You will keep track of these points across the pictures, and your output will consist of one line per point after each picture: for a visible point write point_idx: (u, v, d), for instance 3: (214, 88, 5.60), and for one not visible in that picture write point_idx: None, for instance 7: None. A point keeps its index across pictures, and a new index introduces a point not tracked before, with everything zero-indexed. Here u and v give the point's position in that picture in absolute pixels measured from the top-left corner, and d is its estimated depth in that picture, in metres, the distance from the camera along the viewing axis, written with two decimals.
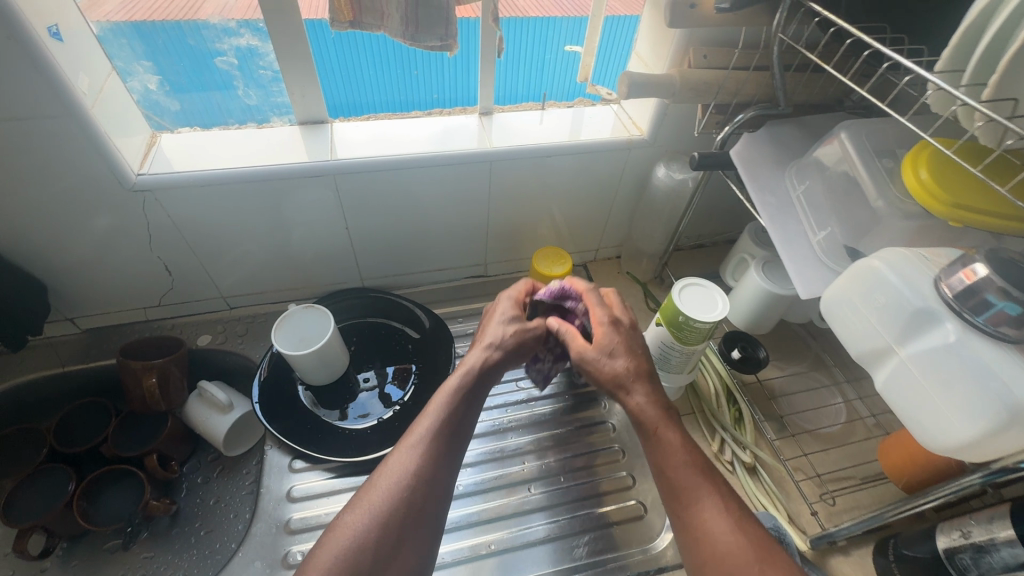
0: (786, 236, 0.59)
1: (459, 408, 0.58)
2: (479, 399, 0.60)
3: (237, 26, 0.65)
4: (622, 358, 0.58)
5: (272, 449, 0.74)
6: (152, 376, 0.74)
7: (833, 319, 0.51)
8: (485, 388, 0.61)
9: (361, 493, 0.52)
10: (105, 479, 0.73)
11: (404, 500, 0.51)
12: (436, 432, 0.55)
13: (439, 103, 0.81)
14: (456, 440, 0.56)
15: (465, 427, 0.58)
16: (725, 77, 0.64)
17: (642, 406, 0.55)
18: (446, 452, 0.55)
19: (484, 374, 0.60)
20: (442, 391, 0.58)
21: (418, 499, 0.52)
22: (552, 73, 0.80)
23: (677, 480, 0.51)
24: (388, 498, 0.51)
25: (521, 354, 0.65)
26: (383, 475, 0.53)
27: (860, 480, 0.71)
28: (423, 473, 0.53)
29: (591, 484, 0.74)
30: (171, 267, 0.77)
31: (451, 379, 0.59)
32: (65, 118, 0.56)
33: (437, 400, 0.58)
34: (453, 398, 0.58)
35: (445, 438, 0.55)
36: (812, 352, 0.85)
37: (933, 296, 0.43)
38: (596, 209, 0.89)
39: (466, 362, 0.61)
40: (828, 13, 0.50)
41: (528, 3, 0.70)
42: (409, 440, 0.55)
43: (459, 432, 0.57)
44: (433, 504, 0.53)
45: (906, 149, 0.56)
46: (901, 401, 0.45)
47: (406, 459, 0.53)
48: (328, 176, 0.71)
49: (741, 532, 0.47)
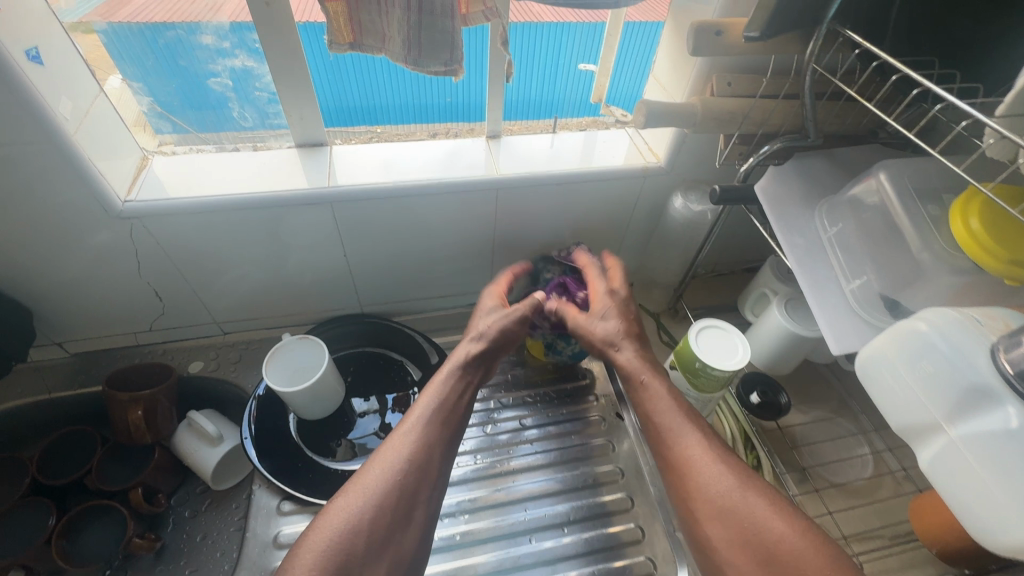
0: (816, 283, 0.54)
1: (454, 396, 0.58)
2: (472, 392, 0.60)
3: (232, 47, 0.62)
4: (614, 321, 0.63)
5: (261, 488, 0.70)
6: (138, 409, 0.71)
7: (871, 383, 0.46)
8: (478, 381, 0.61)
9: (355, 478, 0.51)
10: (88, 514, 0.70)
11: (398, 483, 0.50)
12: (430, 416, 0.55)
13: (455, 107, 0.75)
14: (452, 427, 0.56)
15: (459, 415, 0.57)
16: (751, 107, 0.60)
17: (630, 360, 0.59)
18: (441, 437, 0.54)
19: (476, 366, 0.61)
20: (435, 380, 0.59)
21: (412, 482, 0.51)
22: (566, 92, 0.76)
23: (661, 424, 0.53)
24: (382, 481, 0.50)
25: (512, 343, 0.65)
26: (378, 460, 0.52)
27: (890, 540, 0.65)
28: (417, 458, 0.52)
29: (596, 536, 0.69)
30: (162, 292, 0.74)
31: (444, 371, 0.60)
32: (43, 144, 0.53)
33: (430, 388, 0.58)
34: (446, 386, 0.58)
35: (439, 423, 0.55)
36: (836, 396, 0.79)
37: (990, 370, 0.38)
38: (608, 237, 0.84)
39: (457, 355, 0.61)
40: (869, 45, 0.45)
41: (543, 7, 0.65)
42: (404, 426, 0.54)
43: (453, 421, 0.56)
44: (428, 489, 0.51)
45: (952, 193, 0.51)
46: (952, 486, 0.40)
47: (401, 443, 0.53)
48: (325, 204, 0.67)
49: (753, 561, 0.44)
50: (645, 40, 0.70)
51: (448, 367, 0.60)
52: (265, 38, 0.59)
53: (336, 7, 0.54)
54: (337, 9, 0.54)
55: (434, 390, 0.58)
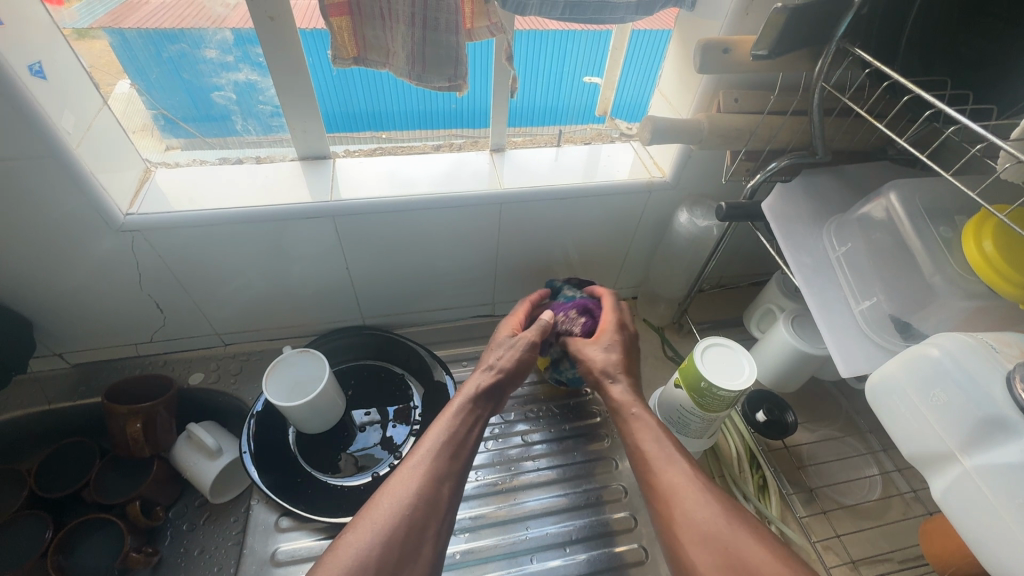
0: (824, 304, 0.53)
1: (463, 430, 0.57)
2: (481, 426, 0.60)
3: (236, 61, 0.61)
4: (614, 353, 0.63)
5: (259, 504, 0.69)
6: (137, 422, 0.70)
7: (880, 409, 0.45)
8: (488, 414, 0.61)
9: (366, 510, 0.50)
10: (85, 528, 0.70)
11: (408, 518, 0.50)
12: (439, 450, 0.55)
13: (456, 114, 0.75)
14: (460, 462, 0.55)
15: (468, 449, 0.57)
16: (758, 124, 0.59)
17: (624, 393, 0.60)
18: (449, 472, 0.54)
19: (487, 399, 0.60)
20: (444, 414, 0.58)
21: (421, 518, 0.50)
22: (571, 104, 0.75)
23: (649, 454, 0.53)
24: (392, 515, 0.49)
25: (524, 374, 0.64)
26: (388, 492, 0.51)
27: (899, 564, 0.64)
28: (426, 492, 0.52)
29: (599, 556, 0.67)
30: (163, 304, 0.74)
31: (454, 405, 0.59)
32: (45, 158, 0.53)
33: (439, 422, 0.57)
34: (455, 421, 0.58)
35: (448, 458, 0.55)
36: (843, 414, 0.78)
37: (1006, 400, 0.37)
38: (612, 251, 0.84)
39: (467, 388, 0.61)
40: (880, 64, 0.45)
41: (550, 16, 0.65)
42: (412, 459, 0.54)
43: (462, 454, 0.56)
44: (436, 526, 0.51)
45: (964, 214, 0.50)
46: (967, 518, 0.39)
47: (411, 477, 0.52)
48: (327, 218, 0.67)
49: None
50: (648, 51, 0.70)
51: (458, 400, 0.60)
52: (270, 53, 0.59)
53: (340, 22, 0.53)
54: (341, 24, 0.54)
55: (443, 424, 0.57)
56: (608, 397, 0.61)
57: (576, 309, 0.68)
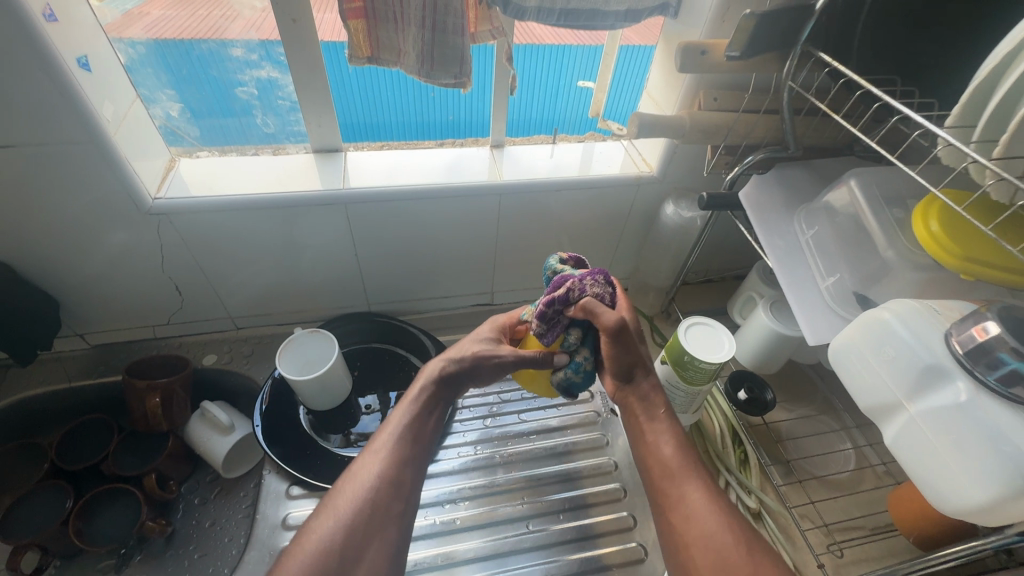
0: (794, 281, 0.58)
1: (424, 415, 0.59)
2: (444, 407, 0.61)
3: (259, 60, 0.67)
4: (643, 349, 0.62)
5: (271, 474, 0.73)
6: (155, 396, 0.74)
7: (841, 369, 0.50)
8: (451, 395, 0.62)
9: (329, 499, 0.53)
10: (103, 498, 0.74)
11: (369, 502, 0.52)
12: (400, 436, 0.57)
13: (455, 125, 0.81)
14: (421, 446, 0.58)
15: (429, 433, 0.59)
16: (735, 120, 0.65)
17: (654, 389, 0.62)
18: (410, 456, 0.56)
19: (447, 382, 0.61)
20: (404, 401, 0.60)
21: (383, 499, 0.53)
22: (568, 104, 0.82)
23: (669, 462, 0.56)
24: (354, 502, 0.52)
25: (489, 378, 0.62)
26: (350, 482, 0.54)
27: (870, 531, 0.68)
28: (387, 476, 0.54)
29: (590, 524, 0.72)
30: (182, 287, 0.78)
31: (414, 389, 0.61)
32: (87, 143, 0.58)
33: (399, 409, 0.59)
34: (416, 405, 0.59)
35: (409, 442, 0.57)
36: (820, 395, 0.83)
37: (944, 352, 0.43)
38: (604, 242, 0.89)
39: (427, 374, 0.62)
40: (838, 64, 0.51)
41: (544, 31, 0.71)
42: (373, 446, 0.57)
43: (422, 439, 0.58)
44: (400, 504, 0.53)
45: (916, 198, 0.56)
46: (912, 458, 0.44)
47: (371, 463, 0.55)
48: (339, 205, 0.72)
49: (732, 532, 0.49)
50: (638, 64, 0.77)
51: (418, 385, 0.61)
52: (291, 52, 0.64)
53: (356, 24, 0.59)
54: (358, 26, 0.60)
55: (404, 410, 0.59)
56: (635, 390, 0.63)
57: (602, 279, 0.60)
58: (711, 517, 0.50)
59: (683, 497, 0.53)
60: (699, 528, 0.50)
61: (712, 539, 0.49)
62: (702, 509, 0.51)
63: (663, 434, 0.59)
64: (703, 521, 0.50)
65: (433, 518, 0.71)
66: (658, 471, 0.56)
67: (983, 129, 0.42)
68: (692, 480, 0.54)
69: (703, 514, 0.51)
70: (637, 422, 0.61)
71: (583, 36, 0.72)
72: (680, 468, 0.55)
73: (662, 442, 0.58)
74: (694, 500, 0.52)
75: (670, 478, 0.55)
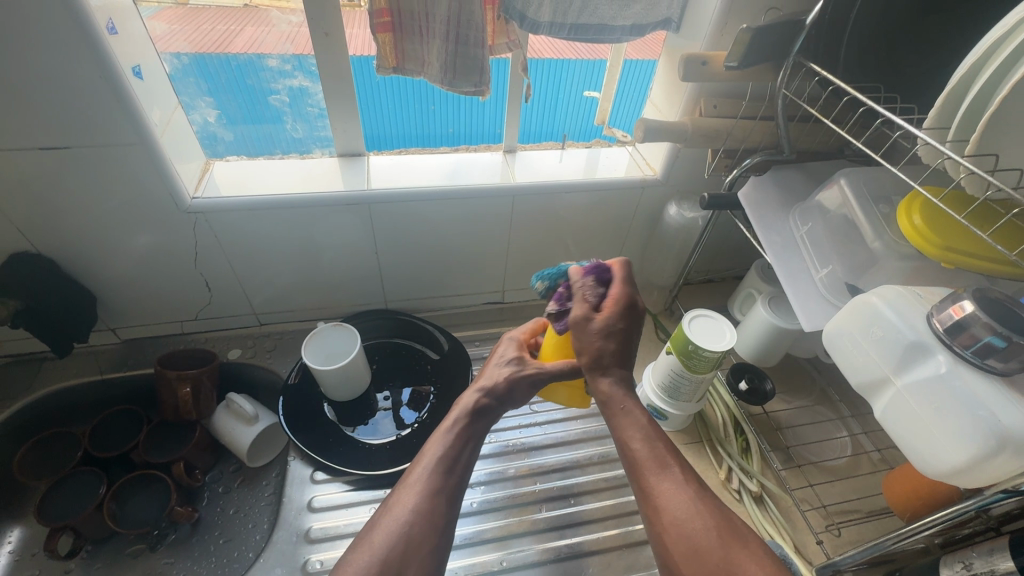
0: (790, 273, 0.63)
1: (458, 446, 0.57)
2: (478, 439, 0.59)
3: (292, 69, 0.72)
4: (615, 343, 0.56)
5: (295, 460, 0.78)
6: (186, 386, 0.78)
7: (835, 352, 0.55)
8: (485, 427, 0.61)
9: (364, 533, 0.50)
10: (135, 483, 0.77)
11: (405, 536, 0.49)
12: (435, 468, 0.54)
13: (455, 137, 0.86)
14: (456, 479, 0.55)
15: (464, 466, 0.57)
16: (733, 126, 0.70)
17: (627, 388, 0.56)
18: (445, 487, 0.53)
19: (482, 413, 0.60)
20: (437, 433, 0.58)
21: (419, 534, 0.50)
22: (566, 111, 0.86)
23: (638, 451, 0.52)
24: (389, 537, 0.49)
25: (520, 397, 0.63)
26: (385, 514, 0.51)
27: (865, 513, 0.72)
28: (423, 508, 0.51)
29: (600, 507, 0.76)
30: (211, 283, 0.82)
31: (447, 421, 0.59)
32: (136, 144, 0.63)
33: (432, 442, 0.57)
34: (451, 435, 0.57)
35: (443, 474, 0.54)
36: (817, 387, 0.87)
37: (927, 331, 0.47)
38: (610, 242, 0.94)
39: (462, 404, 0.61)
40: (827, 74, 0.56)
41: (544, 46, 0.77)
42: (408, 479, 0.54)
43: (457, 471, 0.55)
44: (434, 540, 0.50)
45: (901, 196, 0.61)
46: (899, 427, 0.48)
47: (407, 497, 0.52)
48: (363, 206, 0.77)
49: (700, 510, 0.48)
50: (641, 77, 0.82)
51: (452, 415, 0.60)
52: (323, 63, 0.69)
53: (384, 37, 0.64)
54: (385, 39, 0.65)
55: (438, 440, 0.57)
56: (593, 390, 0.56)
57: (594, 277, 0.59)
58: (684, 504, 0.48)
59: (655, 486, 0.49)
60: (671, 517, 0.48)
61: (687, 526, 0.47)
62: (674, 498, 0.48)
63: (632, 425, 0.54)
64: (674, 508, 0.48)
65: None
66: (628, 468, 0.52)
67: (957, 130, 0.47)
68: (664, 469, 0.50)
69: (674, 504, 0.48)
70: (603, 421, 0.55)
71: (581, 50, 0.78)
72: (653, 459, 0.51)
73: (632, 431, 0.53)
74: (667, 488, 0.49)
75: (641, 471, 0.51)
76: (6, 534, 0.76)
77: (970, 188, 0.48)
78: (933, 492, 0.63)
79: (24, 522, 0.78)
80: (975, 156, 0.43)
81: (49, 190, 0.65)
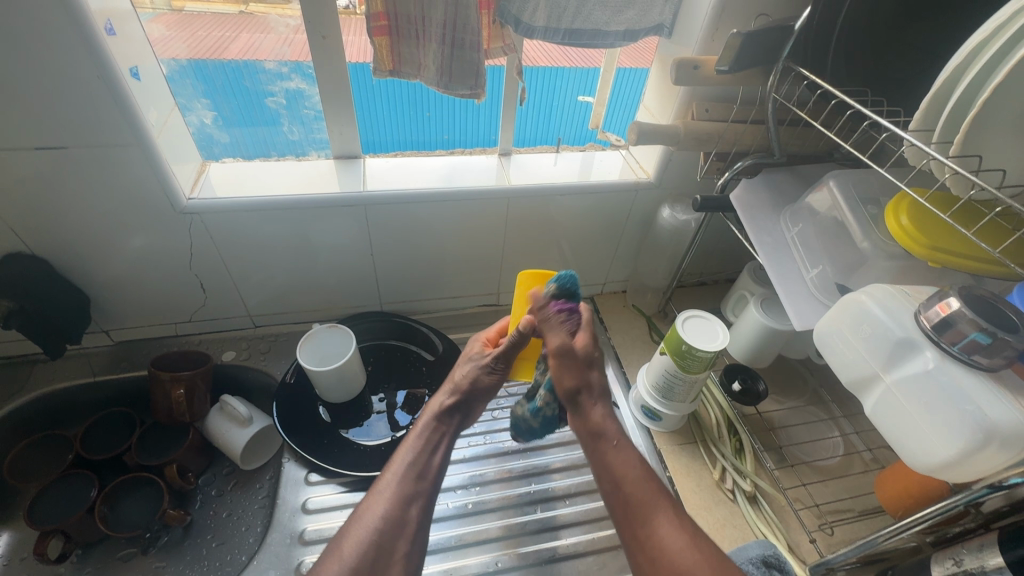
0: (782, 273, 0.64)
1: (427, 451, 0.59)
2: (447, 443, 0.61)
3: (289, 72, 0.73)
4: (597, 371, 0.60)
5: (289, 462, 0.78)
6: (180, 388, 0.77)
7: (826, 349, 0.56)
8: (454, 431, 0.63)
9: (336, 540, 0.51)
10: (126, 486, 0.76)
11: (375, 542, 0.51)
12: (405, 473, 0.56)
13: (452, 143, 0.87)
14: (426, 483, 0.56)
15: (435, 471, 0.58)
16: (725, 129, 0.71)
17: (604, 417, 0.57)
18: (415, 492, 0.55)
19: (449, 416, 0.62)
20: (408, 439, 0.60)
21: (390, 538, 0.51)
22: (559, 118, 0.87)
23: (633, 496, 0.52)
24: (359, 544, 0.50)
25: (486, 392, 0.65)
26: (355, 523, 0.52)
27: (858, 512, 0.73)
28: (392, 515, 0.53)
29: (594, 508, 0.76)
30: (206, 285, 0.82)
31: (418, 425, 0.62)
32: (132, 145, 0.63)
33: (403, 448, 0.59)
34: (419, 442, 0.59)
35: (413, 479, 0.56)
36: (809, 388, 0.88)
37: (915, 327, 0.48)
38: (604, 245, 0.94)
39: (430, 408, 0.63)
40: (815, 77, 0.57)
41: (538, 54, 0.77)
42: (379, 484, 0.55)
43: (428, 475, 0.57)
44: (405, 543, 0.52)
45: (888, 198, 0.62)
46: (890, 423, 0.50)
47: (377, 502, 0.53)
48: (358, 207, 0.77)
49: (698, 552, 0.47)
50: (633, 84, 0.84)
51: (422, 421, 0.62)
52: (321, 66, 0.70)
53: (381, 41, 0.65)
54: (382, 42, 0.65)
55: (408, 447, 0.59)
56: (585, 418, 0.58)
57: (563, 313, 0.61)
58: (683, 551, 0.47)
59: (653, 534, 0.49)
60: (670, 561, 0.47)
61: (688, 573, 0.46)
62: (672, 544, 0.48)
63: (623, 466, 0.54)
64: (674, 551, 0.48)
65: (446, 502, 0.75)
66: (623, 510, 0.52)
67: (941, 131, 0.49)
68: (660, 512, 0.50)
69: (673, 546, 0.48)
70: (593, 453, 0.56)
71: (573, 57, 0.79)
72: (646, 500, 0.51)
73: (625, 473, 0.54)
74: (663, 532, 0.49)
75: (635, 516, 0.51)
76: None
77: (955, 188, 0.50)
78: (924, 489, 0.64)
79: (12, 526, 0.77)
80: (959, 156, 0.45)
81: (44, 190, 0.65)
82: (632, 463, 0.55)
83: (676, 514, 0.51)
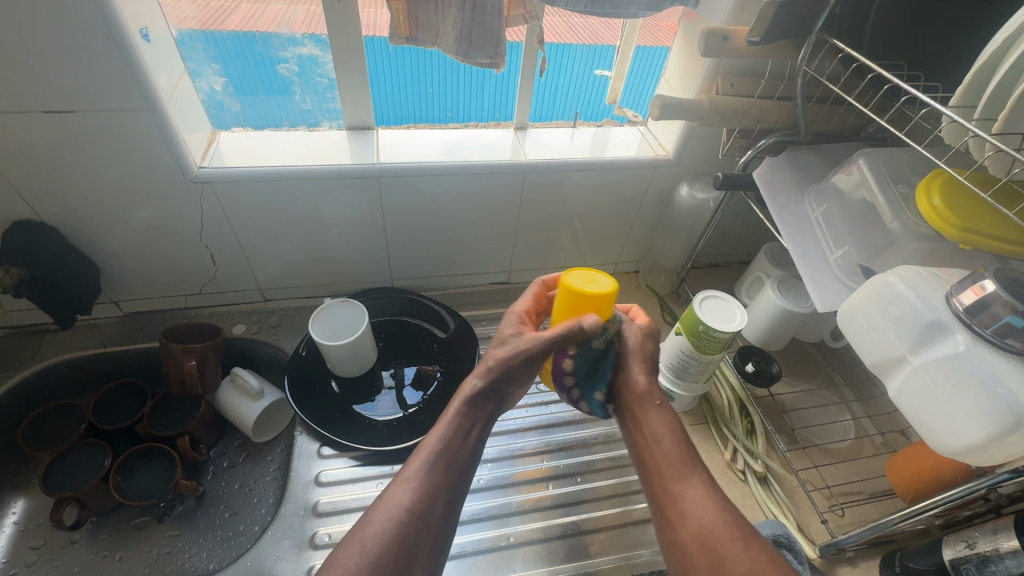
0: (806, 254, 0.63)
1: (459, 438, 0.55)
2: (480, 431, 0.57)
3: (302, 37, 0.70)
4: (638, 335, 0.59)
5: (301, 435, 0.78)
6: (192, 359, 0.77)
7: (850, 330, 0.55)
8: (489, 416, 0.58)
9: (355, 528, 0.48)
10: (140, 456, 0.75)
11: (399, 536, 0.48)
12: (434, 461, 0.53)
13: (455, 121, 0.85)
14: (456, 474, 0.53)
15: (467, 459, 0.55)
16: (750, 104, 0.69)
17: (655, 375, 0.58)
18: (444, 483, 0.52)
19: (486, 400, 0.57)
20: (440, 423, 0.55)
21: (414, 534, 0.48)
22: (567, 94, 0.85)
23: (670, 455, 0.53)
24: (381, 536, 0.47)
25: (516, 379, 0.59)
26: (378, 512, 0.49)
27: (868, 494, 0.73)
28: (417, 507, 0.49)
29: (604, 485, 0.76)
30: (216, 257, 0.81)
31: (449, 408, 0.57)
32: (143, 111, 0.62)
33: (433, 432, 0.55)
34: (450, 427, 0.55)
35: (443, 469, 0.52)
36: (822, 371, 0.88)
37: (946, 310, 0.48)
38: (618, 222, 0.93)
39: (462, 392, 0.57)
40: (850, 50, 0.55)
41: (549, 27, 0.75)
42: (406, 472, 0.52)
43: (459, 464, 0.53)
44: (430, 540, 0.49)
45: (919, 177, 0.60)
46: (913, 407, 0.50)
47: (402, 494, 0.50)
48: (372, 179, 0.75)
49: (728, 514, 0.48)
50: (650, 62, 0.82)
51: (453, 405, 0.57)
52: (336, 33, 0.68)
53: (398, 6, 0.63)
54: (399, 7, 0.63)
55: (438, 433, 0.55)
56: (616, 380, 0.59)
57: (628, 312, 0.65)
58: (710, 510, 0.48)
59: (684, 495, 0.50)
60: (697, 523, 0.48)
61: (711, 533, 0.47)
62: (702, 503, 0.49)
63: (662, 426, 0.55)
64: (701, 516, 0.48)
65: None
66: (659, 468, 0.53)
67: (983, 108, 0.47)
68: (694, 475, 0.51)
69: (702, 508, 0.49)
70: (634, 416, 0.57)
71: (581, 34, 0.77)
72: (684, 462, 0.52)
73: (664, 433, 0.54)
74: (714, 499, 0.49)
75: (671, 474, 0.52)
76: (11, 505, 0.76)
77: (994, 168, 0.49)
78: (937, 473, 0.63)
79: (28, 493, 0.78)
80: (1003, 134, 0.43)
81: (55, 156, 0.64)
82: (675, 426, 0.55)
83: (709, 479, 0.51)
